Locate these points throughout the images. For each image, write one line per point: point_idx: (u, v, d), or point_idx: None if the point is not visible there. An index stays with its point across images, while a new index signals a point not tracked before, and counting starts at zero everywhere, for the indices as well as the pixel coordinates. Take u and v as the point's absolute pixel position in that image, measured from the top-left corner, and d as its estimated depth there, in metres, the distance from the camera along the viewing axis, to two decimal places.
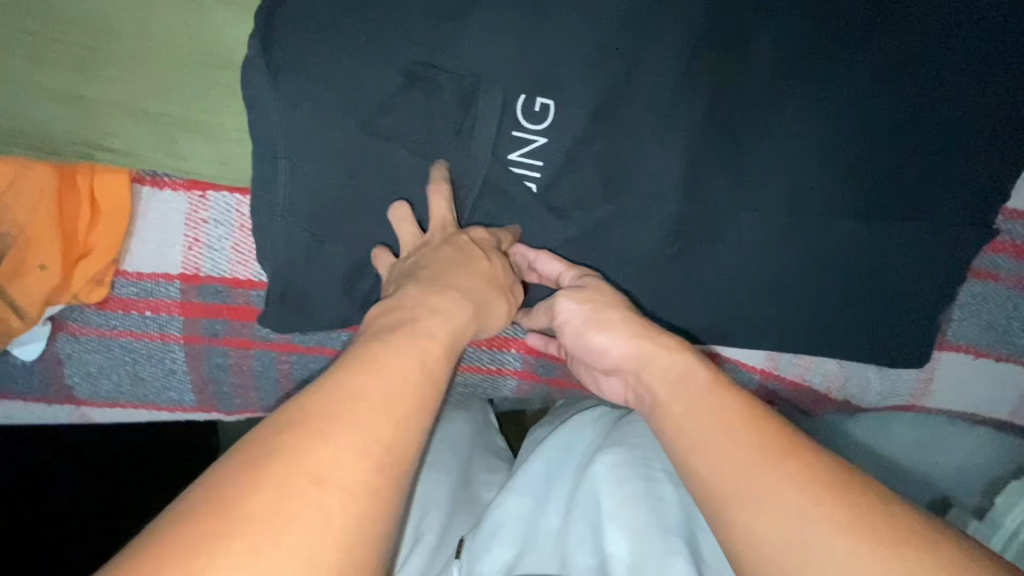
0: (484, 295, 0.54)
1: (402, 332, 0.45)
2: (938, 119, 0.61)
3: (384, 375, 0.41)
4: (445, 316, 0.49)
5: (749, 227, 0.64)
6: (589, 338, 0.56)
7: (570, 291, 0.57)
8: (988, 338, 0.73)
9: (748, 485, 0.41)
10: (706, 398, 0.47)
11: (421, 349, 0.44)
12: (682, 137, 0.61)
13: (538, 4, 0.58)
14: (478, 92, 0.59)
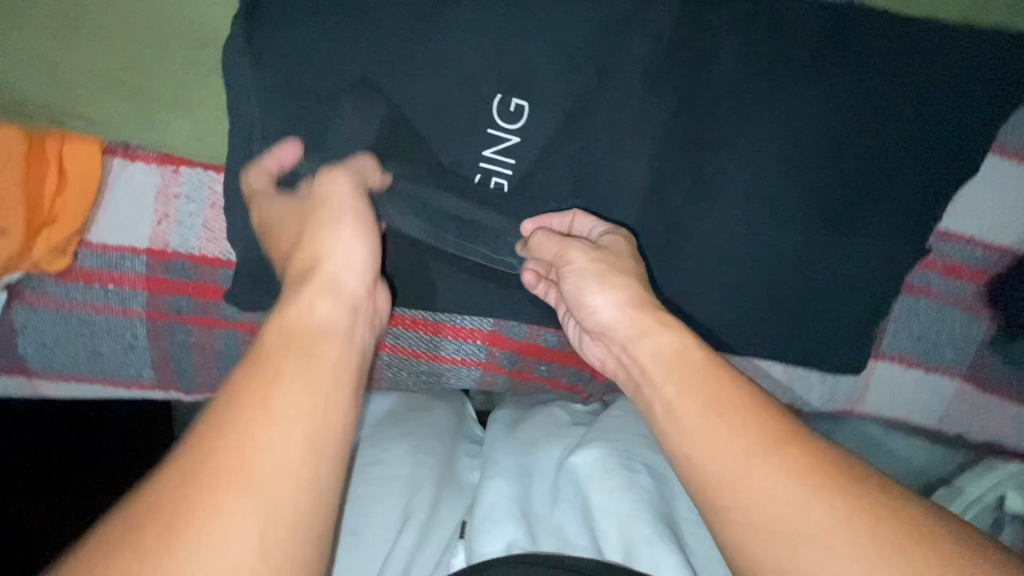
0: (312, 253, 0.52)
1: (298, 348, 0.45)
2: (890, 141, 0.66)
3: (297, 401, 0.41)
4: (300, 309, 0.48)
5: (707, 233, 0.68)
6: (587, 295, 0.58)
7: (586, 244, 0.59)
8: (918, 350, 0.78)
9: (744, 468, 0.44)
10: (699, 370, 0.50)
11: (319, 358, 0.45)
12: (646, 145, 0.65)
13: (517, 11, 0.61)
14: (455, 90, 0.61)
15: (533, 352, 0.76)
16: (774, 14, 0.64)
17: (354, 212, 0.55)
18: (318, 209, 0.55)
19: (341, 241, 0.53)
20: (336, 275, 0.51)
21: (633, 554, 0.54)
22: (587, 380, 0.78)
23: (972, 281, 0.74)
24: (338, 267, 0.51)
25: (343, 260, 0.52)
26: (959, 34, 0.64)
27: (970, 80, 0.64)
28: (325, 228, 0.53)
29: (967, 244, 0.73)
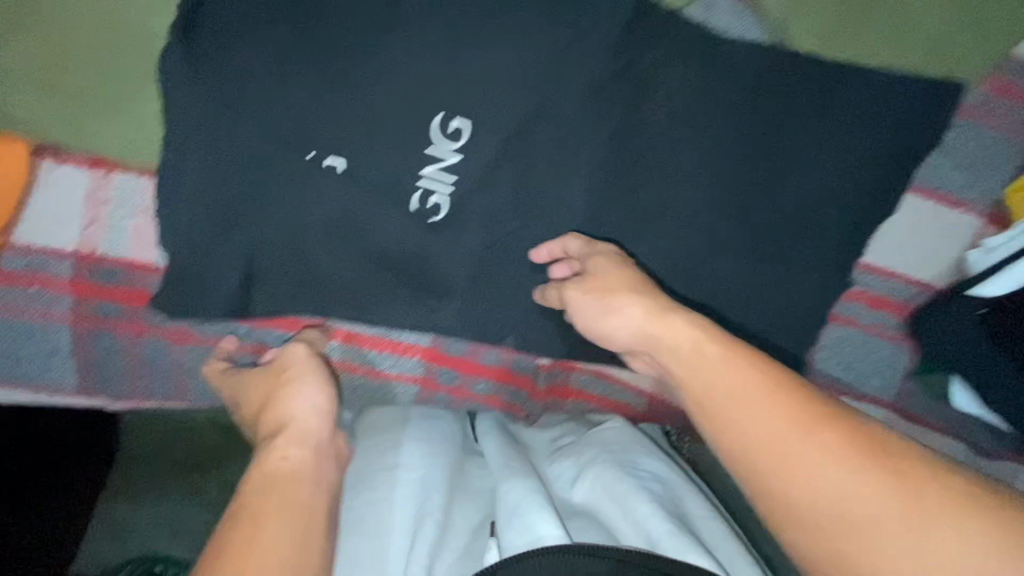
0: (280, 412, 0.55)
1: (278, 496, 0.47)
2: (818, 177, 0.68)
3: (277, 551, 0.42)
4: (269, 461, 0.50)
5: (642, 257, 0.70)
6: (603, 321, 0.59)
7: (575, 280, 0.63)
8: (845, 378, 0.81)
9: (786, 463, 0.45)
10: (722, 363, 0.50)
11: (294, 506, 0.46)
12: (585, 171, 0.67)
13: (460, 33, 0.61)
14: (397, 107, 0.62)
15: (472, 369, 0.78)
16: (714, 51, 0.65)
17: (315, 370, 0.59)
18: (285, 372, 0.59)
19: (306, 398, 0.56)
20: (306, 424, 0.54)
21: (656, 541, 0.53)
22: (525, 399, 0.80)
23: (895, 313, 0.77)
24: (305, 422, 0.54)
25: (308, 411, 0.54)
26: (886, 80, 0.66)
27: (895, 123, 0.67)
28: (291, 385, 0.57)
29: (890, 277, 0.75)
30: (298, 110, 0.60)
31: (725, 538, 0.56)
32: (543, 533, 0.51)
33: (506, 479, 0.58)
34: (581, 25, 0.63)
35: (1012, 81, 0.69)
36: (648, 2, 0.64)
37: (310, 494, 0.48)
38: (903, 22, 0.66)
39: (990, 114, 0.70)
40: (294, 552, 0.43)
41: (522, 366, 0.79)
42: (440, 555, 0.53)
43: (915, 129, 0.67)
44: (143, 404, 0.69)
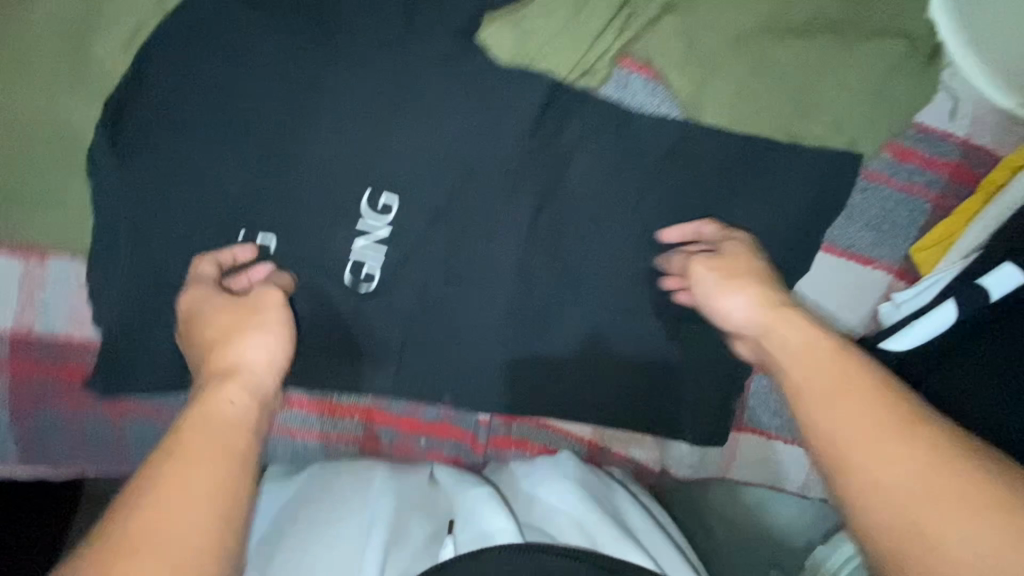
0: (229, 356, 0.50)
1: (213, 437, 0.43)
2: None
3: (196, 500, 0.39)
4: (207, 401, 0.46)
5: (570, 318, 0.73)
6: (716, 300, 0.59)
7: (708, 255, 0.63)
8: (774, 421, 0.86)
9: (877, 443, 0.41)
10: (833, 360, 0.48)
11: (231, 453, 0.43)
12: (512, 239, 0.70)
13: (384, 114, 0.64)
14: (326, 185, 0.65)
15: (410, 427, 0.81)
16: (630, 125, 0.69)
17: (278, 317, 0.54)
18: (248, 304, 0.55)
19: (263, 350, 0.51)
20: (255, 373, 0.50)
21: (598, 542, 0.63)
22: (466, 452, 0.83)
23: None
24: (250, 372, 0.49)
25: (256, 365, 0.50)
26: (794, 148, 0.70)
27: (807, 188, 0.70)
28: (244, 329, 0.52)
29: None
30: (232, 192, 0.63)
31: (664, 541, 0.66)
32: (493, 530, 0.60)
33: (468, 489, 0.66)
34: (502, 104, 0.66)
35: (911, 146, 0.73)
36: (566, 79, 0.67)
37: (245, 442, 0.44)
38: (810, 92, 0.69)
39: (894, 177, 0.74)
40: (218, 495, 0.40)
41: (463, 420, 0.83)
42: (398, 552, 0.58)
43: (833, 196, 0.70)
44: (84, 472, 0.70)
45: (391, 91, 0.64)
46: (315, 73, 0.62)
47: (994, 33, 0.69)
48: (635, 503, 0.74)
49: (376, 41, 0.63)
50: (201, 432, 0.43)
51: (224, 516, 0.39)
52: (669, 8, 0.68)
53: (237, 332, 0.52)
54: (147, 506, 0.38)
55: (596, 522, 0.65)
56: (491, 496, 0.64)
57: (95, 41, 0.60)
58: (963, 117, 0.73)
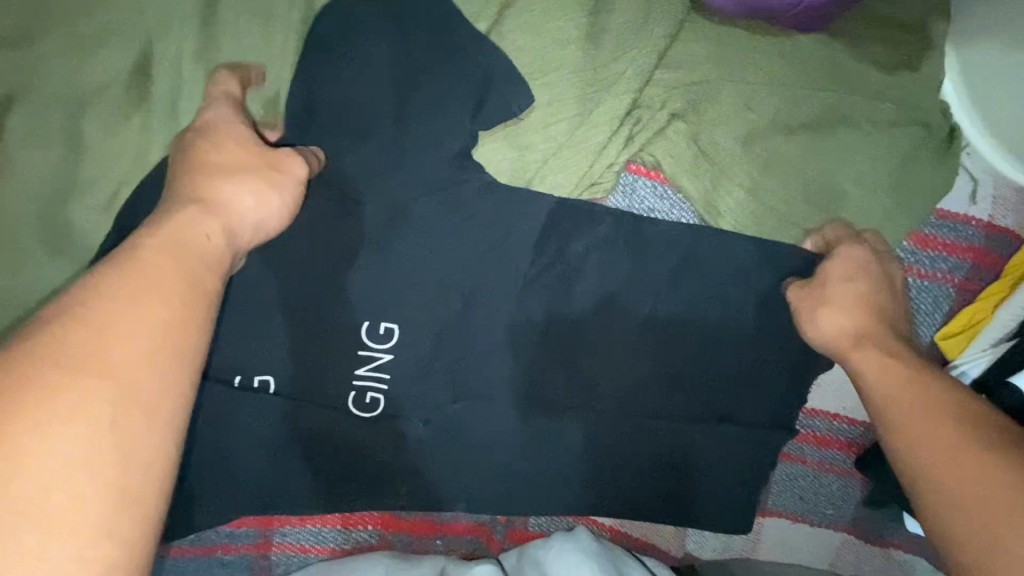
0: (213, 190, 0.50)
1: (182, 266, 0.43)
2: (752, 342, 0.69)
3: (156, 327, 0.39)
4: (180, 229, 0.45)
5: (586, 428, 0.70)
6: (811, 322, 0.63)
7: (799, 281, 0.66)
8: (803, 506, 0.82)
9: (942, 460, 0.45)
10: (910, 386, 0.52)
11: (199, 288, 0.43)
12: (520, 354, 0.67)
13: (380, 242, 0.62)
14: (326, 317, 0.63)
15: (425, 528, 0.79)
16: (637, 233, 0.66)
17: (288, 180, 0.54)
18: (263, 153, 0.54)
19: (256, 199, 0.51)
20: (238, 220, 0.50)
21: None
22: (482, 546, 0.81)
23: (843, 451, 0.78)
24: (242, 218, 0.50)
25: (249, 218, 0.51)
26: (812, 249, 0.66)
27: None
28: (255, 177, 0.52)
29: (831, 419, 0.77)
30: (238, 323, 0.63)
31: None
32: None
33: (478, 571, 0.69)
34: (501, 221, 0.63)
35: (931, 233, 0.70)
36: (570, 190, 0.65)
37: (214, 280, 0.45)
38: (826, 190, 0.66)
39: (917, 265, 0.71)
40: (178, 321, 0.40)
41: (476, 517, 0.81)
42: None
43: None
44: None
45: (386, 220, 0.61)
46: (307, 212, 0.61)
47: (990, 93, 0.66)
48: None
49: (367, 168, 0.60)
50: (164, 249, 0.43)
51: (183, 355, 0.40)
52: (677, 114, 0.64)
53: (250, 177, 0.52)
54: (101, 315, 0.38)
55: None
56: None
57: (71, 201, 0.56)
58: (983, 199, 0.71)
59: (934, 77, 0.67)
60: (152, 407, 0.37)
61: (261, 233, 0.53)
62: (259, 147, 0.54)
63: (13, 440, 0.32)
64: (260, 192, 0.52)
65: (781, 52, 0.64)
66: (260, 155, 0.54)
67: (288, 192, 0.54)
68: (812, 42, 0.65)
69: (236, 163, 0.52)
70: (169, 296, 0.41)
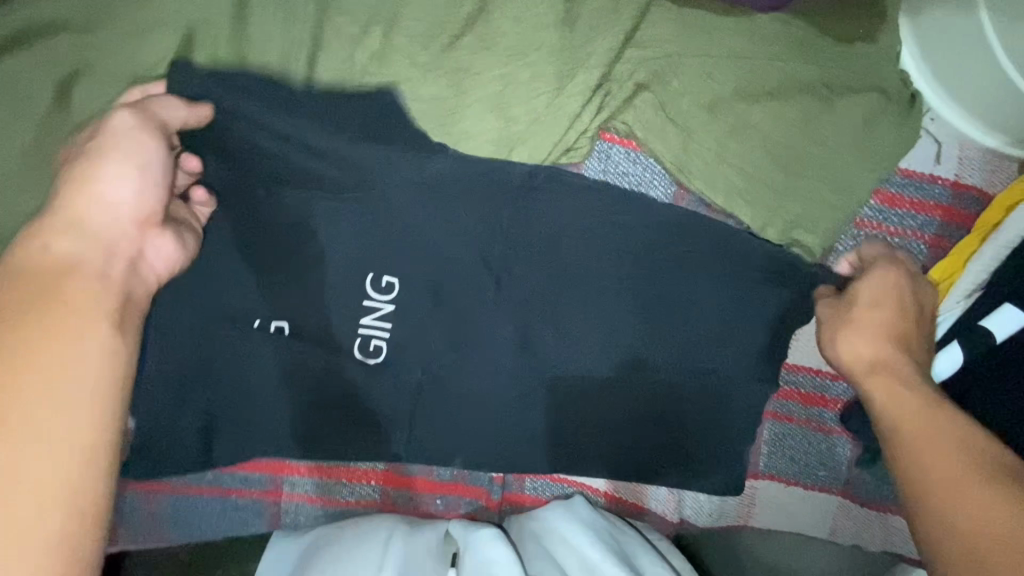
0: (73, 192, 0.52)
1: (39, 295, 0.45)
2: (731, 297, 0.73)
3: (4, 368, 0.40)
4: (30, 253, 0.47)
5: (573, 378, 0.75)
6: (836, 342, 0.67)
7: (831, 297, 0.70)
8: (795, 468, 0.84)
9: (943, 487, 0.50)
10: (916, 410, 0.57)
11: (59, 303, 0.45)
12: (510, 306, 0.73)
13: (381, 201, 0.69)
14: (335, 270, 0.70)
15: (427, 486, 0.82)
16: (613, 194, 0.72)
17: (134, 149, 0.55)
18: (94, 144, 0.55)
19: (112, 179, 0.53)
20: (105, 211, 0.52)
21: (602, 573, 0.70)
22: (481, 507, 0.84)
23: (829, 407, 0.81)
24: (104, 207, 0.52)
25: (113, 201, 0.52)
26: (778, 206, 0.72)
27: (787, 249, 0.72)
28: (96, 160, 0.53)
29: (814, 375, 0.80)
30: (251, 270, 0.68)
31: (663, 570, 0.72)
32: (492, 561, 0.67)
33: (476, 531, 0.72)
34: (489, 181, 0.70)
35: (898, 192, 0.74)
36: (553, 155, 0.71)
37: (84, 289, 0.46)
38: (793, 152, 0.71)
39: (885, 222, 0.75)
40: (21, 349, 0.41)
41: (476, 478, 0.83)
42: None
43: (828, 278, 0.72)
44: (123, 548, 0.75)
45: (386, 180, 0.68)
46: (318, 174, 0.68)
47: (949, 56, 0.70)
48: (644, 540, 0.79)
49: (371, 135, 0.68)
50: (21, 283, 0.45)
51: (30, 373, 0.41)
52: (643, 84, 0.71)
53: (97, 155, 0.54)
54: None
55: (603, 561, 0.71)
56: (496, 534, 0.71)
57: None
58: (950, 159, 0.75)
59: (892, 47, 0.72)
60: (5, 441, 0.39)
61: (129, 207, 0.53)
62: (105, 127, 0.56)
63: None
64: (106, 162, 0.54)
65: (743, 27, 0.70)
66: (104, 134, 0.56)
67: (128, 148, 0.55)
68: (772, 17, 0.70)
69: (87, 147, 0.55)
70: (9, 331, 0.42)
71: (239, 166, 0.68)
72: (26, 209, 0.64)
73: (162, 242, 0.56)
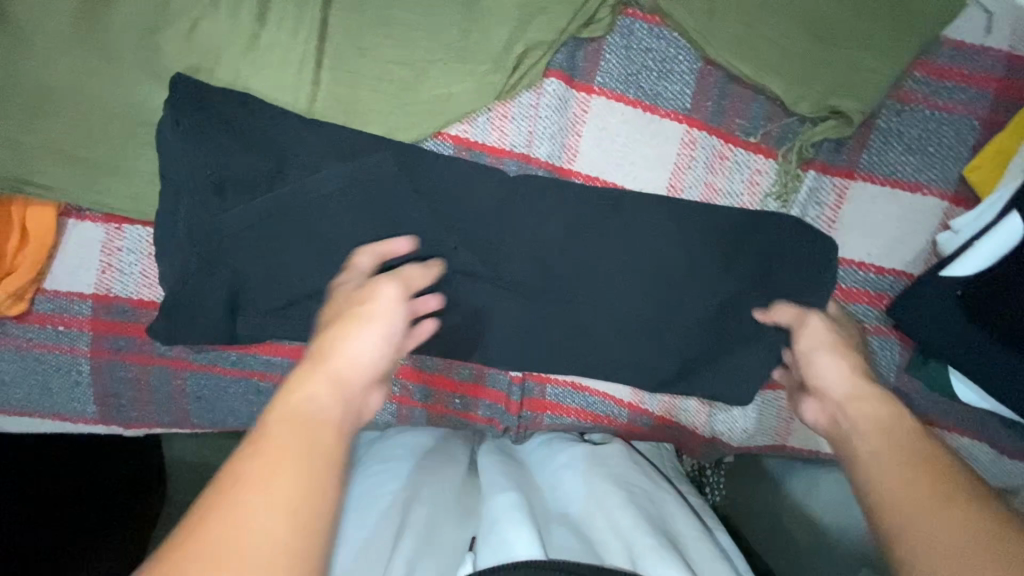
0: (337, 354, 0.49)
1: (303, 444, 0.41)
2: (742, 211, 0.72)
3: (264, 470, 0.39)
4: (302, 400, 0.45)
5: (599, 265, 0.72)
6: (815, 358, 0.62)
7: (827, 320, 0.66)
8: None
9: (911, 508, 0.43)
10: (909, 432, 0.49)
11: (319, 462, 0.41)
12: (533, 188, 0.71)
13: (404, 77, 0.69)
14: (359, 148, 0.70)
15: (445, 385, 0.80)
16: (634, 77, 0.71)
17: (383, 312, 0.53)
18: (347, 309, 0.53)
19: (372, 340, 0.51)
20: (352, 376, 0.48)
21: (638, 562, 0.55)
22: (502, 412, 0.81)
23: (872, 304, 0.75)
24: (356, 369, 0.49)
25: (360, 365, 0.49)
26: (816, 75, 0.68)
27: (818, 133, 0.70)
28: (353, 324, 0.51)
29: (858, 267, 0.74)
30: (270, 145, 0.68)
31: (706, 545, 0.61)
32: (514, 548, 0.53)
33: (496, 493, 0.63)
34: (510, 53, 0.69)
35: (945, 64, 0.70)
36: (578, 29, 0.69)
37: (333, 443, 0.43)
38: (826, 23, 0.67)
39: (932, 95, 0.70)
40: (314, 477, 0.40)
41: (496, 380, 0.80)
42: (425, 561, 0.53)
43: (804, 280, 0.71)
44: (152, 429, 0.77)
45: (407, 57, 0.69)
46: (343, 47, 0.68)
47: None
48: (689, 510, 0.67)
49: (390, 8, 0.68)
50: (318, 394, 0.45)
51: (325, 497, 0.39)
52: None
53: (359, 320, 0.52)
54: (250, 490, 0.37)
55: (638, 539, 0.57)
56: (515, 504, 0.60)
57: (145, 26, 0.66)
58: (1007, 26, 0.69)
59: None
60: None
61: (383, 366, 0.52)
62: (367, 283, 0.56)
63: None
64: (368, 328, 0.51)
65: None
66: (365, 288, 0.56)
67: (379, 308, 0.53)
68: None
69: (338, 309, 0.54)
70: (299, 461, 0.40)
71: (258, 41, 0.68)
72: (58, 70, 0.65)
73: (375, 407, 0.51)
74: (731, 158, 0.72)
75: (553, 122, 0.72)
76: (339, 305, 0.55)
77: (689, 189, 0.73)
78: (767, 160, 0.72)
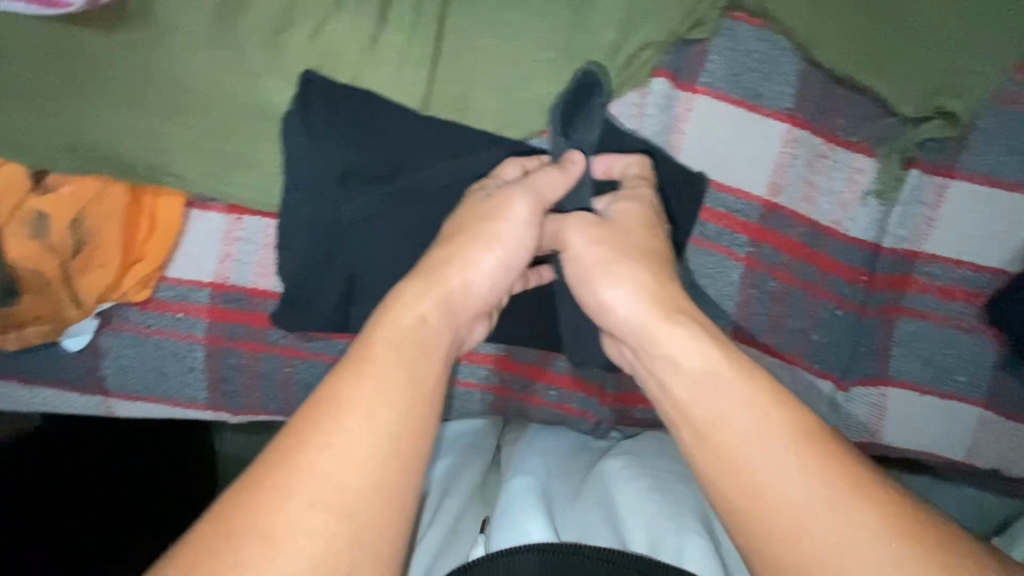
0: (458, 276, 0.54)
1: (405, 359, 0.48)
2: None
3: (367, 390, 0.45)
4: (406, 315, 0.51)
5: None
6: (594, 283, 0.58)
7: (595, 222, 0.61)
8: (928, 375, 0.78)
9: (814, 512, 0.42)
10: (802, 420, 0.47)
11: (421, 379, 0.48)
12: None
13: (519, 76, 0.71)
14: (474, 143, 0.72)
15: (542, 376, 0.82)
16: (739, 77, 0.73)
17: (509, 241, 0.57)
18: (477, 227, 0.57)
19: (490, 268, 0.56)
20: (461, 300, 0.54)
21: (657, 547, 0.55)
22: (595, 406, 0.82)
23: (969, 302, 0.76)
24: (469, 295, 0.55)
25: (477, 292, 0.55)
26: (922, 77, 0.70)
27: (922, 133, 0.72)
28: (471, 247, 0.56)
29: (955, 265, 0.75)
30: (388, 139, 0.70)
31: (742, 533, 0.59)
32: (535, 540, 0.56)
33: (510, 480, 0.66)
34: (622, 53, 0.71)
35: None
36: (687, 31, 0.72)
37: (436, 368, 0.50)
38: (931, 26, 0.69)
39: None
40: (411, 389, 0.47)
41: (591, 373, 0.81)
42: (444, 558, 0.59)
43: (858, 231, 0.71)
44: (258, 416, 0.79)
45: (522, 56, 0.71)
46: (461, 47, 0.71)
47: None
48: None
49: (507, 10, 0.70)
50: (419, 313, 0.51)
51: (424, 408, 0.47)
52: None
53: (484, 247, 0.56)
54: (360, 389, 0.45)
55: (659, 521, 0.57)
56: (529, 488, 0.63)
57: (275, 25, 0.69)
58: None
59: None
60: (399, 491, 0.43)
61: (493, 295, 0.57)
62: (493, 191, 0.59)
63: (267, 516, 0.39)
64: (487, 257, 0.56)
65: None
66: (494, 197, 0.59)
67: (494, 231, 0.57)
68: None
69: (464, 223, 0.58)
70: (403, 372, 0.47)
71: (379, 40, 0.70)
72: (190, 65, 0.67)
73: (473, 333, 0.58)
74: (831, 158, 0.74)
75: (659, 120, 0.74)
76: (466, 214, 0.59)
77: (789, 188, 0.75)
78: (867, 159, 0.74)
